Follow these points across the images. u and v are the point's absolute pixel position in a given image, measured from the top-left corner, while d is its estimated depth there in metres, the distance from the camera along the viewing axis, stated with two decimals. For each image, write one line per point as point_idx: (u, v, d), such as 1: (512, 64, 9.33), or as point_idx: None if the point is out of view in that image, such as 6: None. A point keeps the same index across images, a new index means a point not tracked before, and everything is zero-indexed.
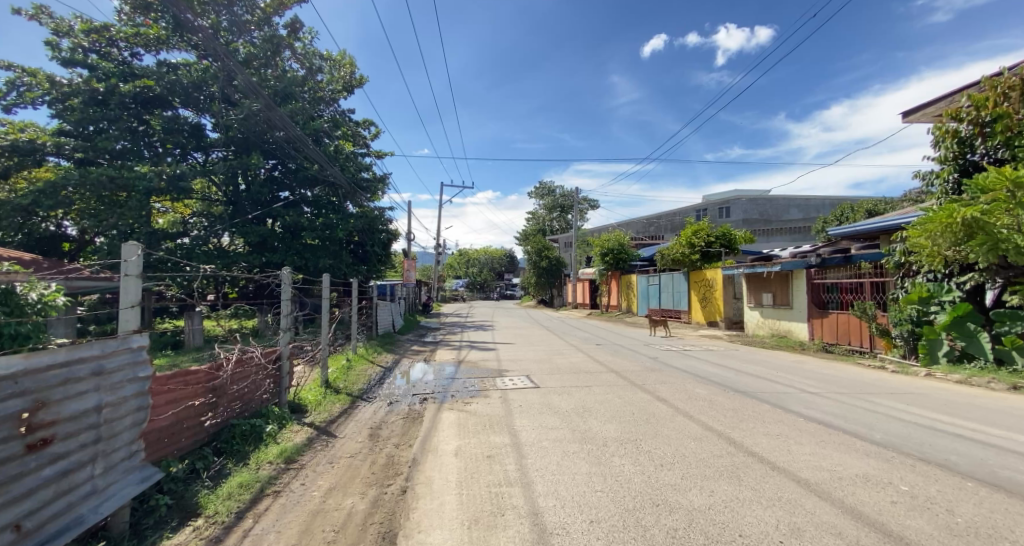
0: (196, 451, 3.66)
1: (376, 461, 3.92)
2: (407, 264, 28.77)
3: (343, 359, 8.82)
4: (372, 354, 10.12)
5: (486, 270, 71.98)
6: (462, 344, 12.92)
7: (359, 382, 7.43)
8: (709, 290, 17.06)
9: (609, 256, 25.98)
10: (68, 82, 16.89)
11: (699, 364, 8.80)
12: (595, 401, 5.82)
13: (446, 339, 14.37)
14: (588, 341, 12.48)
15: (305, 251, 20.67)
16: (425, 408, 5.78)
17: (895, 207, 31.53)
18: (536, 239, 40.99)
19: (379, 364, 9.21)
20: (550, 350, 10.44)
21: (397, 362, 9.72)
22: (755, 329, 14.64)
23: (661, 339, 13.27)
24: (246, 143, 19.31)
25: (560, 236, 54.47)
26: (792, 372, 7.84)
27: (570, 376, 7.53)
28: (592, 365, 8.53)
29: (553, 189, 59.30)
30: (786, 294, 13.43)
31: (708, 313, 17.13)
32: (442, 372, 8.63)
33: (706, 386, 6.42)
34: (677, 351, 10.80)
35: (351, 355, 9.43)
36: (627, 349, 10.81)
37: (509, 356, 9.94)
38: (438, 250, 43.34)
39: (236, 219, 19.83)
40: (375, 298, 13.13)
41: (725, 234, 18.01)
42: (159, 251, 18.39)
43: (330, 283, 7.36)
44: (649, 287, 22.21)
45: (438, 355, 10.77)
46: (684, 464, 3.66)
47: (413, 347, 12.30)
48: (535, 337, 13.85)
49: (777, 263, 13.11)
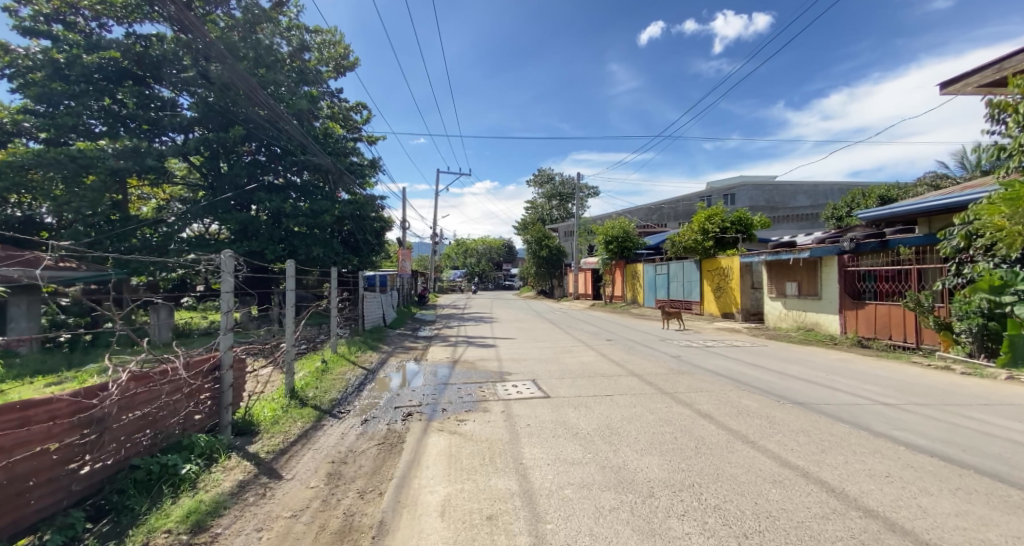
0: (58, 519, 2.46)
1: (324, 527, 2.69)
2: (402, 253, 27.52)
3: (319, 360, 7.61)
4: (356, 353, 8.91)
5: (485, 260, 70.80)
6: (459, 339, 11.74)
7: (333, 390, 6.24)
8: (724, 279, 15.86)
9: (614, 244, 24.78)
10: (26, 52, 15.21)
11: (731, 364, 7.62)
12: (621, 419, 4.61)
13: (442, 333, 13.19)
14: (597, 336, 11.31)
15: (291, 238, 19.44)
16: (407, 428, 4.54)
17: (909, 192, 30.39)
18: (536, 228, 39.79)
19: (362, 366, 8.00)
20: (557, 348, 9.24)
21: (383, 363, 8.51)
22: (777, 321, 13.51)
23: (678, 333, 12.07)
24: (224, 118, 17.81)
25: (560, 225, 53.25)
26: (845, 375, 6.66)
27: (584, 381, 6.35)
28: (608, 366, 7.35)
29: (552, 176, 57.88)
30: (814, 284, 12.26)
31: (723, 305, 15.97)
32: (434, 375, 7.43)
33: (754, 397, 5.23)
34: (700, 348, 9.59)
35: (330, 356, 8.21)
36: (643, 345, 9.62)
37: (511, 355, 8.74)
38: (435, 240, 42.11)
39: (218, 206, 18.41)
40: (362, 289, 11.89)
41: (740, 219, 16.74)
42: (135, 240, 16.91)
43: (297, 270, 6.02)
44: (657, 276, 21.02)
45: (431, 353, 9.58)
46: (780, 535, 2.44)
47: (404, 343, 11.13)
48: (539, 331, 12.65)
49: (806, 249, 11.90)
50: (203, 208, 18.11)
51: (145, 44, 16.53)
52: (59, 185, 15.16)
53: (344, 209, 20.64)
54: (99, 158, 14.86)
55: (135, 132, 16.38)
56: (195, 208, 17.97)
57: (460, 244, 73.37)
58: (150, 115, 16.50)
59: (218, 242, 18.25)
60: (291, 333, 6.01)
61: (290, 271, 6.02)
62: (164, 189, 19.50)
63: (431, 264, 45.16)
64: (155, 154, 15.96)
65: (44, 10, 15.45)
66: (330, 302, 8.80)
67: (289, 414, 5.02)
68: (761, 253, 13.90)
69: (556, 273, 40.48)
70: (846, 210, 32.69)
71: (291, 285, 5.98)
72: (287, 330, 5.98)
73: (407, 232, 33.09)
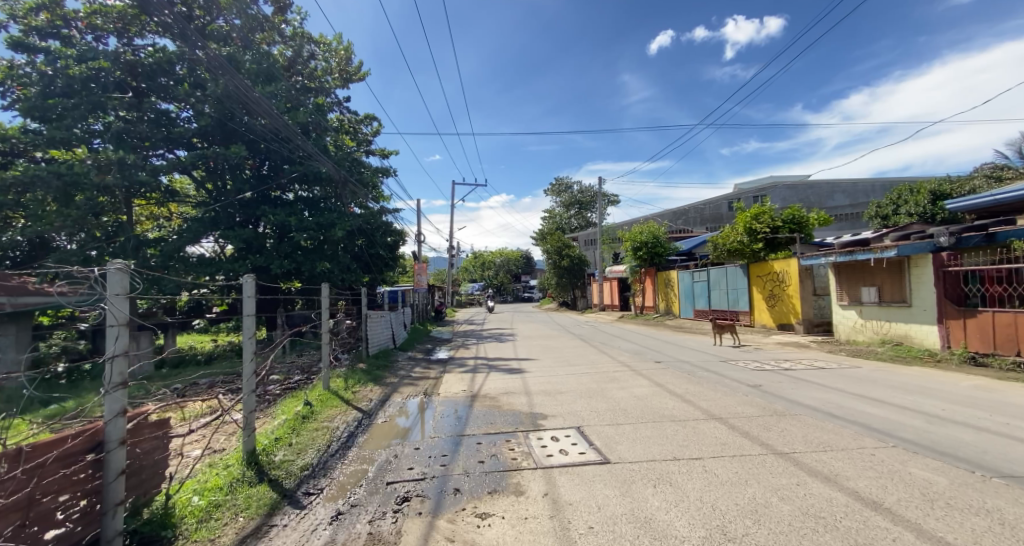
0: None
1: None
2: (417, 267, 26.32)
3: (304, 402, 6.06)
4: (355, 387, 7.37)
5: (503, 273, 69.47)
6: (477, 363, 10.11)
7: (311, 447, 4.68)
8: (780, 285, 13.88)
9: (643, 251, 22.94)
10: (17, 68, 14.45)
11: (836, 397, 5.79)
12: (743, 518, 2.83)
13: (459, 356, 11.60)
14: (642, 357, 9.56)
15: (298, 253, 18.17)
16: (399, 533, 2.85)
17: (963, 184, 27.53)
18: (555, 237, 38.19)
19: (359, 406, 6.44)
20: (598, 377, 7.52)
21: (386, 399, 6.93)
22: (851, 334, 11.41)
23: (736, 351, 10.22)
24: (225, 127, 16.67)
25: (579, 233, 51.56)
26: (1015, 416, 4.76)
27: (653, 431, 4.64)
28: (674, 404, 5.63)
29: (570, 185, 56.42)
30: (900, 289, 10.18)
31: (779, 315, 13.97)
32: (449, 417, 5.83)
33: (926, 466, 3.44)
34: (776, 372, 7.73)
35: (321, 394, 6.67)
36: (702, 371, 7.83)
37: (543, 387, 7.07)
38: (452, 253, 40.91)
39: (222, 221, 17.40)
40: (369, 308, 10.43)
41: (793, 216, 14.70)
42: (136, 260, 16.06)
43: (257, 287, 4.46)
44: (695, 284, 19.08)
45: (446, 382, 7.99)
46: None
47: (415, 369, 9.59)
48: (569, 351, 10.93)
49: (891, 247, 9.82)
50: (204, 225, 17.09)
51: (141, 54, 15.72)
52: (51, 203, 14.28)
53: (353, 221, 19.49)
54: (85, 172, 13.86)
55: (132, 147, 15.32)
56: (197, 225, 16.90)
57: (477, 256, 72.23)
58: (146, 131, 15.45)
59: (220, 261, 17.09)
60: (250, 373, 4.40)
61: (248, 289, 4.46)
62: (168, 207, 18.62)
63: (446, 277, 43.91)
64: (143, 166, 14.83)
65: (37, 24, 14.86)
66: (324, 325, 7.25)
67: (235, 499, 3.43)
68: (827, 252, 11.83)
69: (577, 284, 38.67)
70: (892, 208, 29.88)
71: (250, 308, 4.42)
72: (245, 370, 4.38)
73: (422, 246, 31.88)
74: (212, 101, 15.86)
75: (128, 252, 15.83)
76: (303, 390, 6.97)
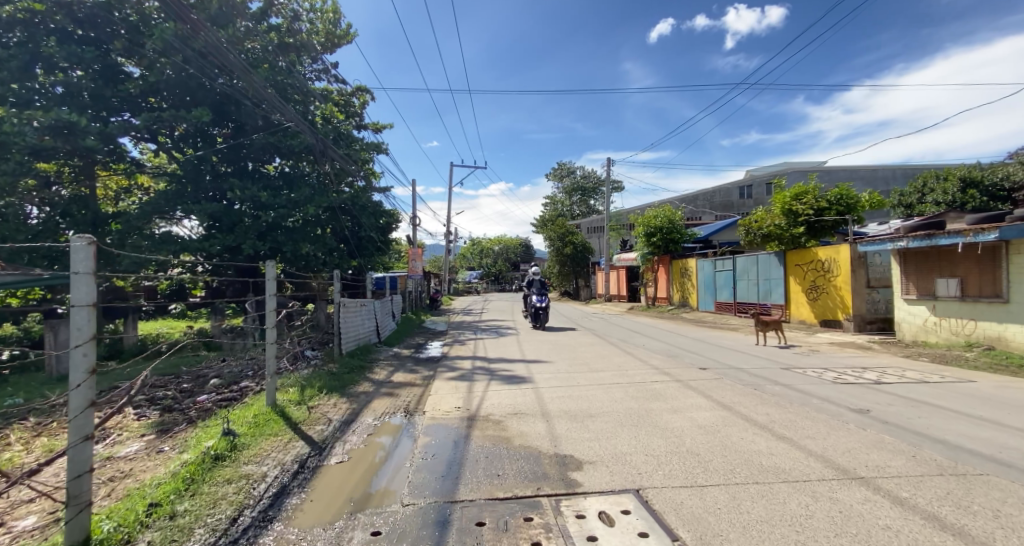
0: None
1: None
2: (413, 252, 24.52)
3: (224, 434, 4.14)
4: (315, 403, 5.50)
5: (501, 261, 67.89)
6: (476, 365, 8.33)
7: (199, 529, 2.83)
8: (825, 276, 12.26)
9: (658, 237, 21.15)
10: None
11: (999, 433, 3.93)
12: None
13: (456, 354, 9.85)
14: (679, 360, 7.81)
15: (276, 233, 16.11)
16: None
17: (995, 170, 25.07)
18: (557, 224, 36.36)
19: (312, 433, 4.59)
20: (635, 391, 5.77)
21: (351, 421, 5.05)
22: (920, 334, 9.55)
23: (789, 354, 8.50)
24: (185, 85, 14.33)
25: (582, 220, 49.54)
26: None
27: (771, 511, 2.79)
28: (769, 445, 3.83)
29: (573, 170, 54.32)
30: (992, 281, 8.22)
31: (823, 310, 12.40)
32: (439, 456, 3.99)
33: None
34: (865, 386, 5.93)
35: (259, 416, 4.77)
36: (765, 384, 6.08)
37: (565, 405, 5.30)
38: (450, 239, 39.06)
39: (187, 195, 15.09)
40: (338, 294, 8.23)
41: (841, 197, 13.02)
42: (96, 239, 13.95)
43: (92, 260, 2.64)
44: (717, 274, 17.39)
45: (435, 392, 6.21)
46: None
47: (399, 371, 7.81)
48: (586, 350, 9.18)
49: (991, 229, 7.73)
50: (171, 199, 14.78)
51: None
52: None
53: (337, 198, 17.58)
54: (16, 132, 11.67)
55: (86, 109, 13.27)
56: (160, 198, 14.54)
57: (476, 243, 70.19)
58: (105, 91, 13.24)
59: (187, 242, 14.72)
60: (83, 410, 2.54)
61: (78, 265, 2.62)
62: (139, 179, 16.53)
63: (444, 264, 42.14)
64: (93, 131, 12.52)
65: None
66: (269, 321, 5.26)
67: None
68: (893, 236, 9.88)
69: (581, 273, 36.86)
70: (916, 196, 27.57)
71: (81, 298, 2.59)
72: (72, 403, 2.53)
73: (417, 230, 29.95)
74: (160, 52, 13.27)
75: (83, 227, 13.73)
76: (238, 409, 5.03)
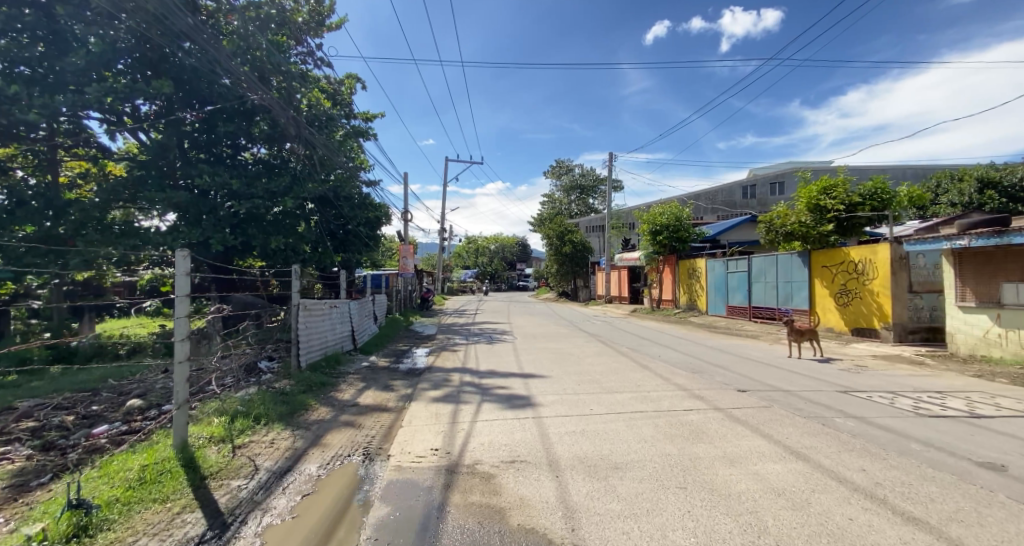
0: None
1: None
2: (403, 248, 23.15)
3: (67, 507, 2.43)
4: (245, 441, 3.98)
5: (497, 260, 66.54)
6: (464, 380, 6.97)
7: None
8: (858, 279, 11.13)
9: (664, 236, 19.84)
10: None
11: None
12: None
13: (442, 365, 8.50)
14: (709, 379, 6.49)
15: (250, 226, 14.58)
16: None
17: (1013, 170, 23.95)
18: (555, 223, 35.07)
19: (223, 494, 3.10)
20: (670, 427, 4.41)
21: (285, 468, 3.60)
22: (978, 347, 8.32)
23: (836, 372, 7.22)
24: (148, 57, 12.50)
25: (580, 219, 48.19)
26: None
27: None
28: (903, 538, 2.47)
29: (571, 168, 53.00)
30: None
31: (854, 317, 11.28)
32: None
33: None
34: (960, 421, 4.65)
35: (154, 467, 3.18)
36: (831, 418, 4.81)
37: (581, 447, 3.95)
38: (444, 237, 37.66)
39: (150, 180, 13.45)
40: (297, 293, 6.81)
41: (875, 191, 11.72)
42: (47, 231, 12.00)
43: None
44: (731, 276, 16.14)
45: (410, 423, 4.83)
46: None
47: (370, 389, 6.44)
48: (596, 363, 7.84)
49: None
50: (138, 187, 13.21)
51: None
52: None
53: (317, 189, 16.08)
54: None
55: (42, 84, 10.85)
56: (109, 187, 12.66)
57: (471, 242, 68.63)
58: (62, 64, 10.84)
59: (149, 234, 13.00)
60: None
61: None
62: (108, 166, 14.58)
63: (438, 263, 40.70)
64: (23, 102, 10.21)
65: None
66: (178, 330, 3.67)
67: None
68: (948, 234, 8.61)
69: (579, 273, 35.52)
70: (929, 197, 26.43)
71: None
72: None
73: (408, 227, 28.50)
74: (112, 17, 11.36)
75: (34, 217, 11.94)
76: (129, 452, 3.48)
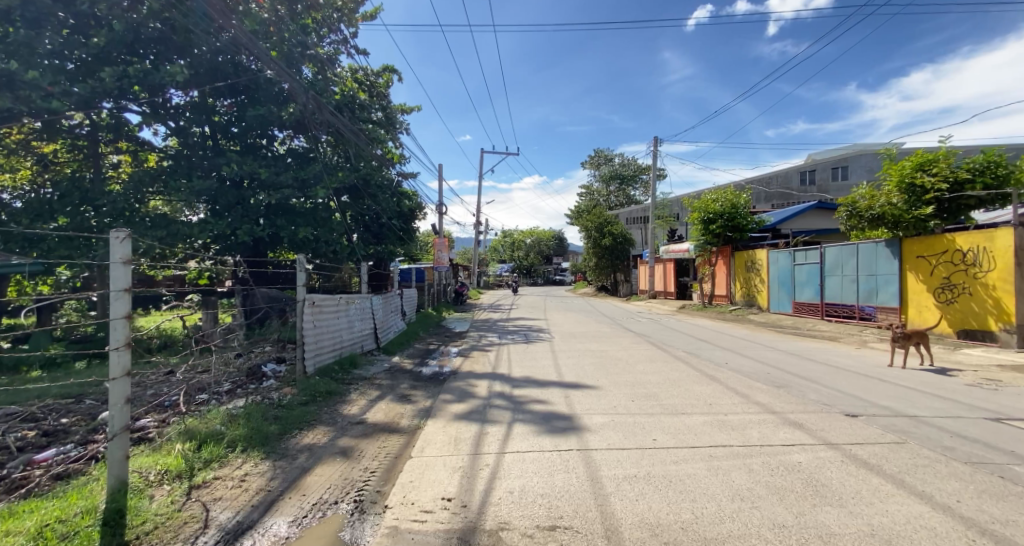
0: None
1: None
2: (438, 242, 22.50)
3: None
4: (207, 478, 3.12)
5: (534, 253, 65.45)
6: (493, 391, 5.92)
7: None
8: (966, 272, 9.19)
9: (718, 225, 17.99)
10: None
11: None
12: None
13: (471, 370, 7.51)
14: (801, 398, 5.10)
15: (279, 217, 14.18)
16: None
17: None
18: (594, 214, 33.42)
19: None
20: (771, 477, 3.15)
21: (246, 524, 2.67)
22: None
23: (967, 389, 5.60)
24: (172, 41, 12.09)
25: (621, 210, 46.12)
26: None
27: None
28: None
29: (611, 157, 50.91)
30: None
31: (963, 318, 9.33)
32: None
33: None
34: None
35: (48, 531, 2.32)
36: (1004, 465, 3.21)
37: (647, 508, 2.77)
38: (480, 230, 36.96)
39: (177, 172, 13.25)
40: (304, 285, 5.92)
41: (989, 165, 9.55)
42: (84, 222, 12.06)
43: None
44: (799, 269, 14.23)
45: (421, 450, 3.84)
46: None
47: (382, 399, 5.52)
48: (650, 372, 6.58)
49: None
50: (168, 177, 13.11)
51: None
52: None
53: (345, 177, 15.50)
54: None
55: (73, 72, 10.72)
56: (140, 175, 12.62)
57: (507, 235, 67.76)
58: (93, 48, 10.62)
59: (181, 224, 12.81)
60: None
61: None
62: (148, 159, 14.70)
63: (474, 257, 40.10)
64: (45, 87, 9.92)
65: None
66: (116, 336, 2.81)
67: None
68: None
69: (620, 267, 33.75)
70: None
71: None
72: None
73: (443, 219, 27.87)
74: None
75: (72, 207, 12.05)
76: (43, 503, 2.69)
